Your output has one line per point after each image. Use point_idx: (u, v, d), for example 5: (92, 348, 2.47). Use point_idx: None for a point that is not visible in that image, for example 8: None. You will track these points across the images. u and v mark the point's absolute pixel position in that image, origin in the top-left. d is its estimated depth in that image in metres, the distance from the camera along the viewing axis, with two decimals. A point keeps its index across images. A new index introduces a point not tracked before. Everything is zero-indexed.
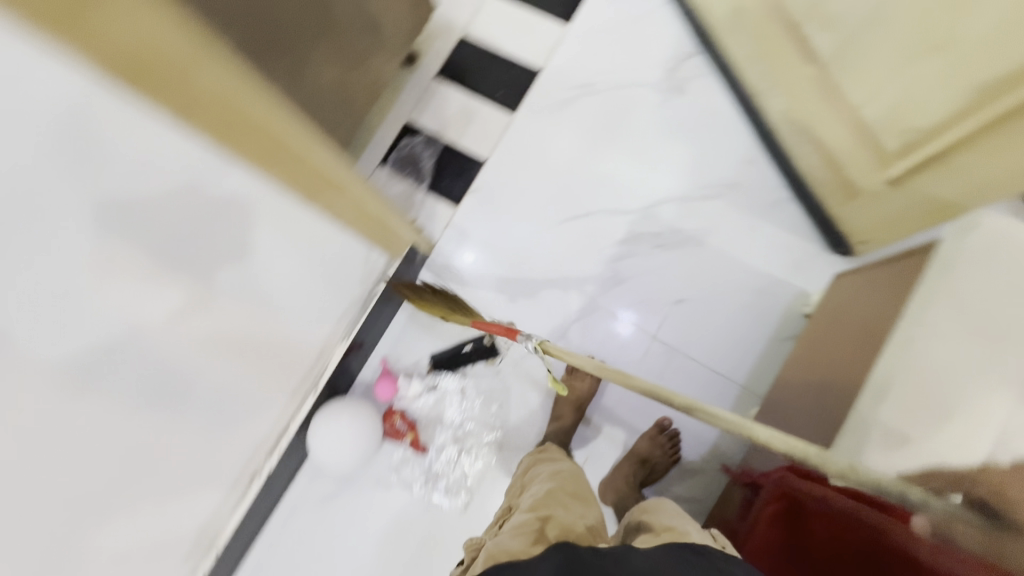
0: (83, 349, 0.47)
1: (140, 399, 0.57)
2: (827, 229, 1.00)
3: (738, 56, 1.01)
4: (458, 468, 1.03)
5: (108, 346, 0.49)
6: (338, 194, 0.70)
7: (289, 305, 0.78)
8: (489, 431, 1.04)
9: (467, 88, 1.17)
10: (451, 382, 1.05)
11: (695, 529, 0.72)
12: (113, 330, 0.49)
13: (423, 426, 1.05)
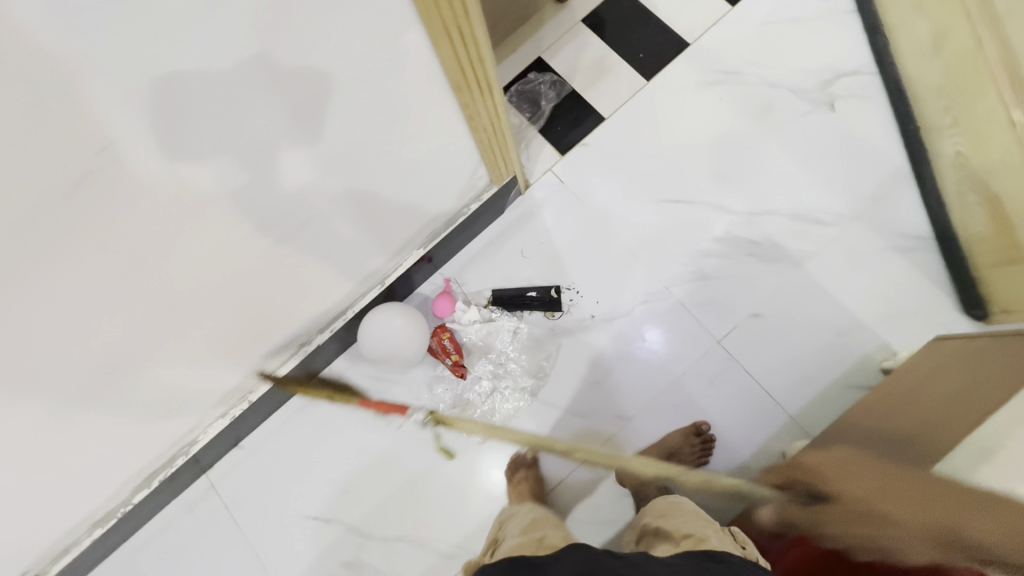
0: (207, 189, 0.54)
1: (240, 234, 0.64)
2: (963, 289, 0.93)
3: (929, 86, 0.97)
4: (489, 403, 1.04)
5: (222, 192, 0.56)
6: (484, 94, 0.71)
7: (391, 192, 0.78)
8: (528, 378, 1.04)
9: (609, 40, 1.13)
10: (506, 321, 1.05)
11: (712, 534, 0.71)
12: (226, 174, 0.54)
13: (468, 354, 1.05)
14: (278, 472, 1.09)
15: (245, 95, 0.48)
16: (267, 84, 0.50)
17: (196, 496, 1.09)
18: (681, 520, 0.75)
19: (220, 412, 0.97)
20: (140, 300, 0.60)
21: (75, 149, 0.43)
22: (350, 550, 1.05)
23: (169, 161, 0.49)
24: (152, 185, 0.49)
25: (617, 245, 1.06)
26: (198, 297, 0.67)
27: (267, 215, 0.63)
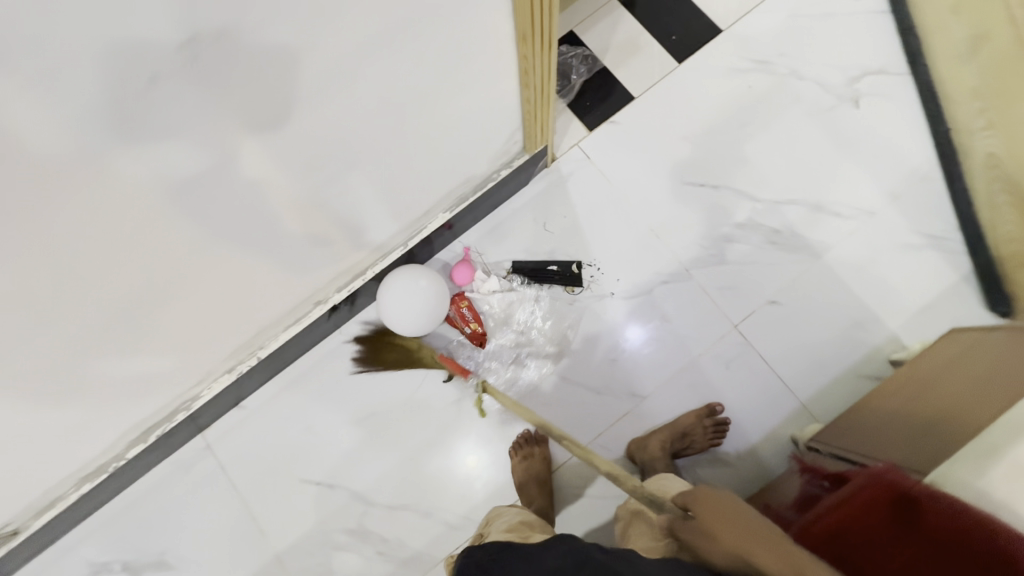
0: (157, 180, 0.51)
1: (252, 194, 0.61)
2: (992, 286, 0.96)
3: (962, 90, 1.00)
4: (515, 368, 1.03)
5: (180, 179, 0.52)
6: (540, 51, 0.70)
7: (429, 149, 0.77)
8: (550, 344, 1.04)
9: (643, 19, 1.12)
10: (526, 292, 1.05)
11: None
12: (174, 166, 0.50)
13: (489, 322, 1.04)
14: (280, 435, 1.06)
15: (168, 90, 0.43)
16: (194, 75, 0.44)
17: (191, 456, 1.06)
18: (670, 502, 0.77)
19: (228, 366, 0.95)
20: (183, 225, 0.58)
21: (86, 83, 0.39)
22: (352, 516, 1.03)
23: (249, 81, 0.48)
24: (231, 106, 0.48)
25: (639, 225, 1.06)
26: (237, 234, 0.65)
27: (316, 154, 0.62)
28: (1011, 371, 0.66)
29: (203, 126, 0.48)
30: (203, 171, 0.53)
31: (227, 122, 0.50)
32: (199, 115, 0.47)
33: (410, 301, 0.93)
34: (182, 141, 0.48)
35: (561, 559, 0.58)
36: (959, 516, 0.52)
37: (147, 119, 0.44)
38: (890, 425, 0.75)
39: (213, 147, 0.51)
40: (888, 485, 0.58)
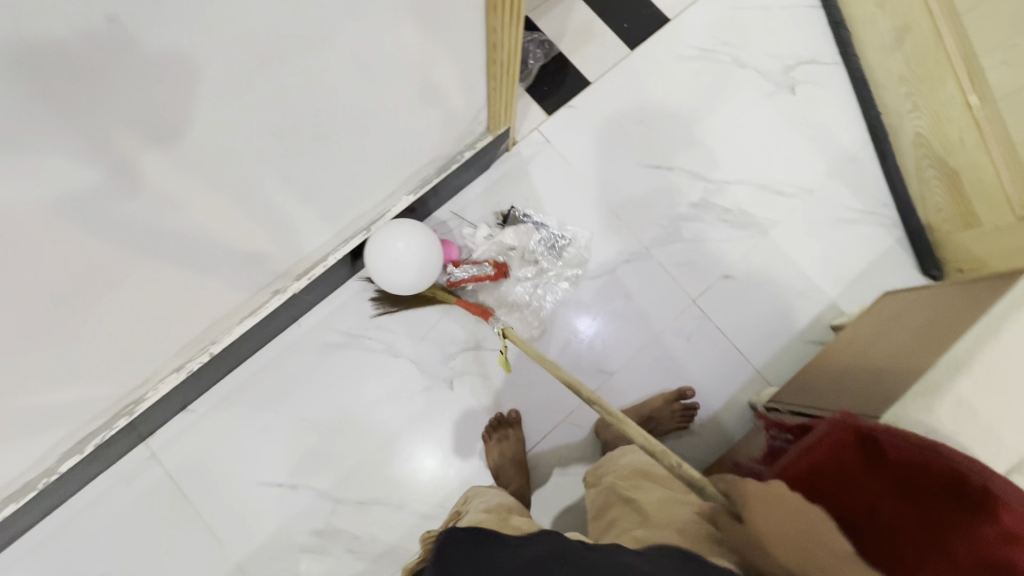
0: (86, 153, 0.46)
1: (204, 166, 0.57)
2: (920, 253, 1.07)
3: (886, 77, 1.09)
4: (536, 300, 1.05)
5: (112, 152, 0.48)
6: (509, 22, 0.71)
7: (393, 123, 0.75)
8: (564, 276, 1.06)
9: (596, 6, 1.14)
10: (529, 222, 1.06)
11: (689, 509, 0.66)
12: (104, 136, 0.46)
13: (507, 257, 1.04)
14: (235, 437, 1.00)
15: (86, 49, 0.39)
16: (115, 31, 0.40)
17: (134, 466, 0.97)
18: (654, 488, 0.71)
19: (176, 365, 0.88)
20: (136, 196, 0.54)
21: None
22: (319, 516, 0.98)
23: (217, 31, 0.45)
24: (191, 57, 0.46)
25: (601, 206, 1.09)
26: (194, 209, 0.61)
27: (279, 120, 0.59)
28: (944, 321, 0.73)
29: (162, 78, 0.45)
30: (137, 143, 0.49)
31: (188, 72, 0.47)
32: (158, 64, 0.44)
33: (395, 267, 0.89)
34: (140, 92, 0.45)
35: (541, 551, 0.55)
36: (916, 448, 0.58)
37: (101, 61, 0.41)
38: (841, 380, 0.81)
39: (147, 116, 0.47)
40: (852, 427, 0.63)
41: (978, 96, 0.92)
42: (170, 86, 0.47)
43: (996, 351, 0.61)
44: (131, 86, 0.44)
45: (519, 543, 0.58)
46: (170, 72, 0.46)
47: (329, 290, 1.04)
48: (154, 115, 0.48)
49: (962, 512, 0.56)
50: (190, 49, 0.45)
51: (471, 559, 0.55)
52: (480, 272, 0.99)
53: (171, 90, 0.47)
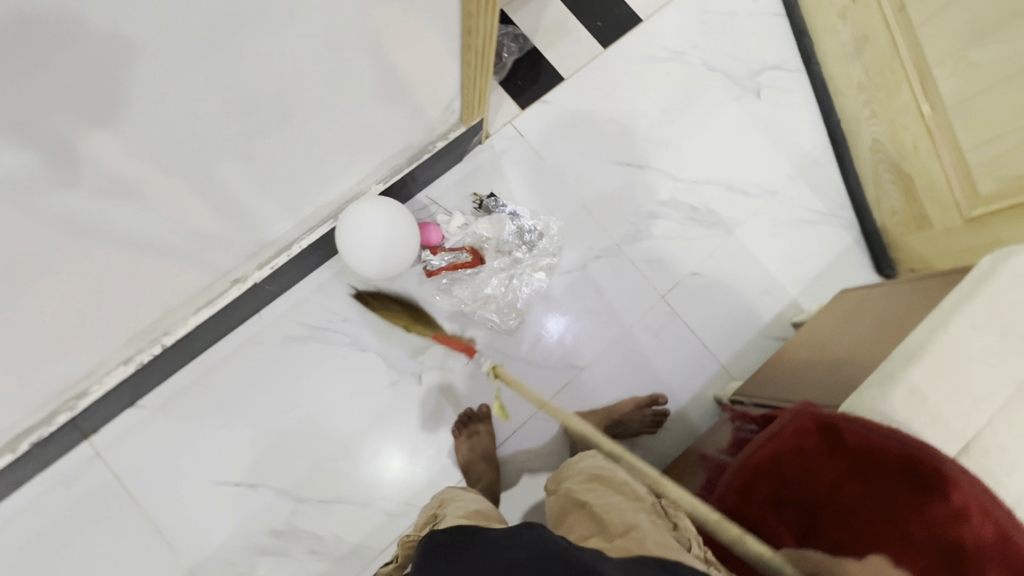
0: (25, 124, 0.43)
1: (160, 145, 0.54)
2: (876, 254, 1.12)
3: (845, 85, 1.14)
4: (511, 292, 1.05)
5: (55, 123, 0.44)
6: (486, 10, 0.69)
7: (364, 108, 0.73)
8: (538, 268, 1.06)
9: (570, 3, 1.15)
10: (505, 211, 1.05)
11: (643, 513, 0.63)
12: (47, 107, 0.43)
13: (482, 247, 1.04)
14: (188, 435, 0.95)
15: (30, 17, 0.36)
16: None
17: (76, 466, 0.91)
18: (609, 491, 0.68)
19: (125, 357, 0.83)
20: (84, 169, 0.50)
21: None
22: (279, 516, 0.94)
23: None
24: (158, 27, 0.43)
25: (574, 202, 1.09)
26: (149, 188, 0.58)
27: (244, 96, 0.56)
28: (898, 316, 0.77)
29: (122, 46, 0.43)
30: (83, 117, 0.46)
31: (154, 43, 0.44)
32: (120, 32, 0.41)
33: (381, 244, 0.87)
34: (97, 59, 0.42)
35: (522, 551, 0.52)
36: (874, 435, 0.60)
37: (57, 23, 0.38)
38: (802, 373, 0.84)
39: (97, 89, 0.44)
40: (810, 415, 0.65)
41: (930, 105, 0.97)
42: (132, 57, 0.44)
43: (947, 342, 0.63)
44: (88, 51, 0.41)
45: (500, 539, 0.56)
46: (133, 41, 0.43)
47: (293, 282, 1.00)
48: (106, 88, 0.45)
49: (916, 494, 0.58)
50: (156, 17, 0.42)
51: (451, 562, 0.54)
52: (457, 259, 1.01)
53: (135, 61, 0.44)
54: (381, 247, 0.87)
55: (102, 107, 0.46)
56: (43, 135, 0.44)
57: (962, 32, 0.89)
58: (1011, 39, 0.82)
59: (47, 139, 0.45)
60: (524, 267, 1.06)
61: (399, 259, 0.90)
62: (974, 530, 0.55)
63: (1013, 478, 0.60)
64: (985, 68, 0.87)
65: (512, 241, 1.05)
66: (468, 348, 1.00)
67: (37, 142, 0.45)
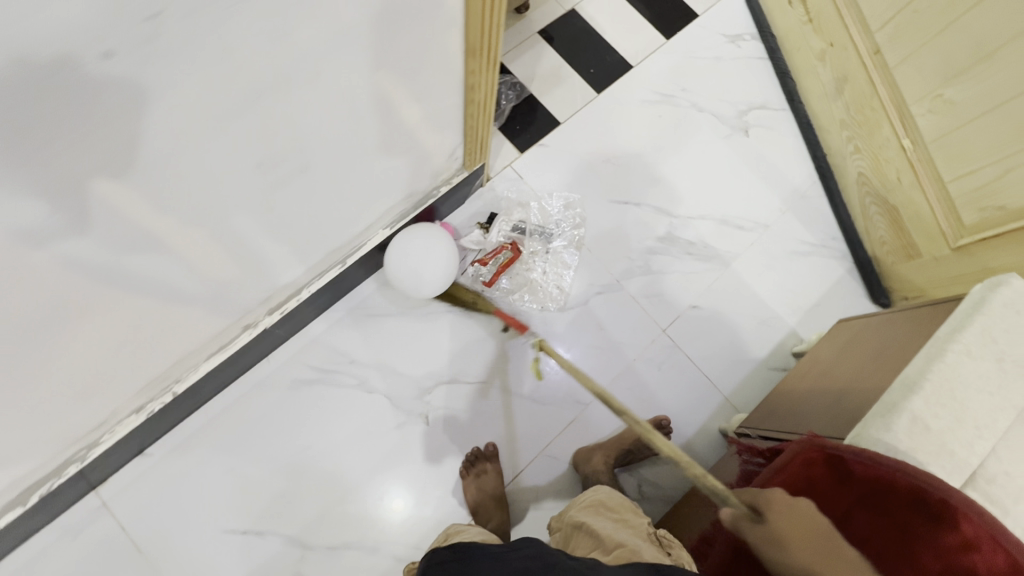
0: (51, 187, 0.45)
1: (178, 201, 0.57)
2: (872, 283, 1.15)
3: (829, 121, 1.19)
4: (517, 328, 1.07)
5: (80, 186, 0.47)
6: (487, 66, 0.75)
7: (373, 161, 0.77)
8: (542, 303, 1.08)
9: (564, 53, 1.22)
10: (513, 231, 1.09)
11: (638, 538, 0.63)
12: (72, 172, 0.45)
13: (517, 240, 1.08)
14: (196, 482, 0.95)
15: (62, 97, 0.40)
16: (92, 77, 0.40)
17: (82, 518, 0.91)
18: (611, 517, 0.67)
19: (137, 405, 0.84)
20: (112, 222, 0.53)
21: None
22: (286, 564, 0.93)
23: (202, 74, 0.46)
24: (192, 91, 0.47)
25: (576, 238, 1.12)
26: (168, 239, 0.60)
27: (261, 153, 0.60)
28: (895, 347, 0.79)
29: (162, 110, 0.46)
30: (104, 178, 0.48)
31: (187, 104, 0.48)
32: (160, 100, 0.45)
33: (429, 263, 0.93)
34: (139, 122, 0.46)
35: (528, 561, 0.55)
36: (880, 465, 0.61)
37: (109, 91, 0.42)
38: (806, 404, 0.85)
39: (119, 155, 0.47)
40: (817, 447, 0.66)
41: (911, 140, 1.02)
42: (169, 119, 0.48)
43: (945, 371, 0.65)
44: (129, 116, 0.45)
45: (499, 551, 0.58)
46: (171, 104, 0.47)
47: (300, 325, 1.02)
48: (128, 153, 0.48)
49: (925, 523, 0.59)
50: (189, 83, 0.46)
51: None
52: (503, 259, 1.06)
53: (170, 121, 0.48)
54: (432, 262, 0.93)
55: (123, 167, 0.49)
56: (69, 197, 0.47)
57: (936, 72, 0.94)
58: (983, 77, 0.87)
59: (72, 202, 0.48)
60: (539, 287, 1.09)
61: (437, 262, 0.93)
62: (985, 559, 0.56)
63: (1021, 506, 0.61)
64: (960, 104, 0.91)
65: (518, 283, 1.08)
66: (520, 325, 1.04)
67: (62, 204, 0.47)
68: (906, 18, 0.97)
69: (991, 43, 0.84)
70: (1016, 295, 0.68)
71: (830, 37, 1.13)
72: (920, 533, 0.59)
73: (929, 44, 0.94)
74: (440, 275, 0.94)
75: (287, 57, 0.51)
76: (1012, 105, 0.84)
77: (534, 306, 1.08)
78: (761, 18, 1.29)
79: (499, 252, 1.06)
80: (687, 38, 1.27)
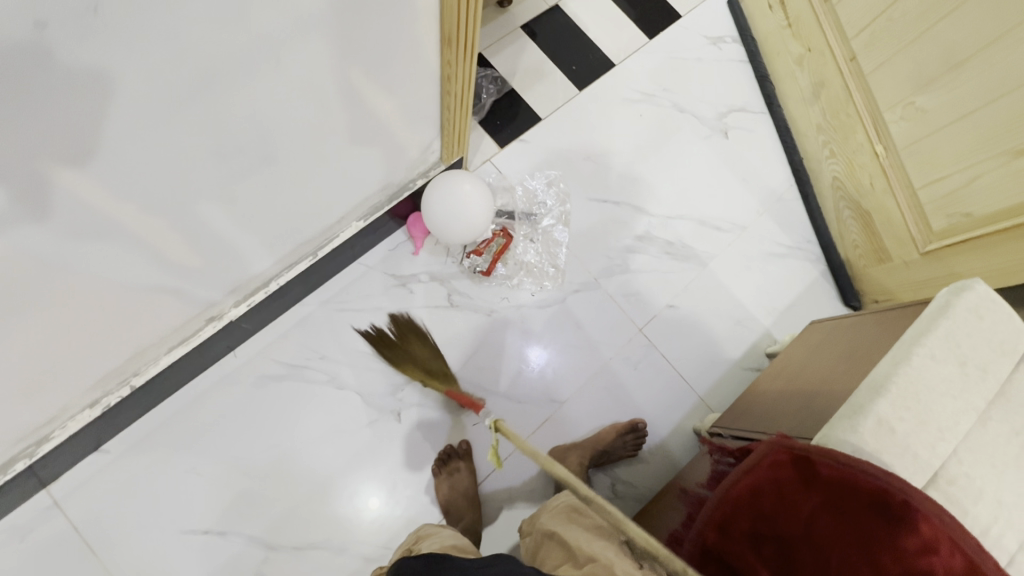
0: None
1: (136, 188, 0.54)
2: (843, 287, 1.17)
3: (806, 125, 1.21)
4: (492, 324, 1.06)
5: (23, 169, 0.44)
6: (464, 57, 0.73)
7: (347, 151, 0.74)
8: (519, 300, 1.07)
9: (547, 48, 1.21)
10: (501, 217, 1.09)
11: (612, 547, 0.62)
12: (17, 155, 0.42)
13: (509, 226, 1.09)
14: (155, 481, 0.91)
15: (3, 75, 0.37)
16: (36, 55, 0.37)
17: (33, 517, 0.86)
18: (584, 529, 0.66)
19: (91, 399, 0.80)
20: (62, 210, 0.50)
21: None
22: (250, 564, 0.90)
23: (157, 55, 0.43)
24: (149, 74, 0.44)
25: (562, 215, 1.13)
26: (127, 228, 0.58)
27: (226, 140, 0.57)
28: (865, 348, 0.79)
29: (117, 95, 0.44)
30: (53, 161, 0.45)
31: (143, 89, 0.45)
32: (114, 84, 0.43)
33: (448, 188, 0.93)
34: (91, 104, 0.43)
35: None
36: (845, 467, 0.62)
37: (56, 73, 0.39)
38: (778, 405, 0.85)
39: (68, 138, 0.44)
40: (786, 449, 0.67)
41: (884, 146, 1.03)
42: (126, 105, 0.45)
43: (910, 375, 0.66)
44: (78, 97, 0.42)
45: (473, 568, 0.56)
46: (126, 88, 0.44)
47: (269, 319, 0.99)
48: (79, 137, 0.45)
49: (885, 526, 0.59)
50: (145, 63, 0.43)
51: None
52: (495, 247, 1.05)
53: (127, 106, 0.46)
54: (447, 210, 0.93)
55: (74, 151, 0.46)
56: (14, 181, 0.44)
57: (908, 80, 0.96)
58: (953, 87, 0.88)
59: (17, 186, 0.45)
60: (535, 269, 1.09)
61: (448, 193, 0.93)
62: (944, 562, 0.57)
63: (980, 507, 0.62)
64: (930, 113, 0.93)
65: (514, 268, 1.08)
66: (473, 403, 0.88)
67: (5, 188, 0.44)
68: (881, 25, 0.98)
69: (961, 52, 0.86)
70: (980, 300, 0.69)
71: (809, 42, 1.15)
72: (883, 538, 0.59)
73: (902, 52, 0.96)
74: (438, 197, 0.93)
75: (251, 39, 0.48)
76: (978, 116, 0.85)
77: (530, 288, 1.08)
78: (743, 21, 1.30)
79: (491, 241, 1.05)
80: (670, 38, 1.27)
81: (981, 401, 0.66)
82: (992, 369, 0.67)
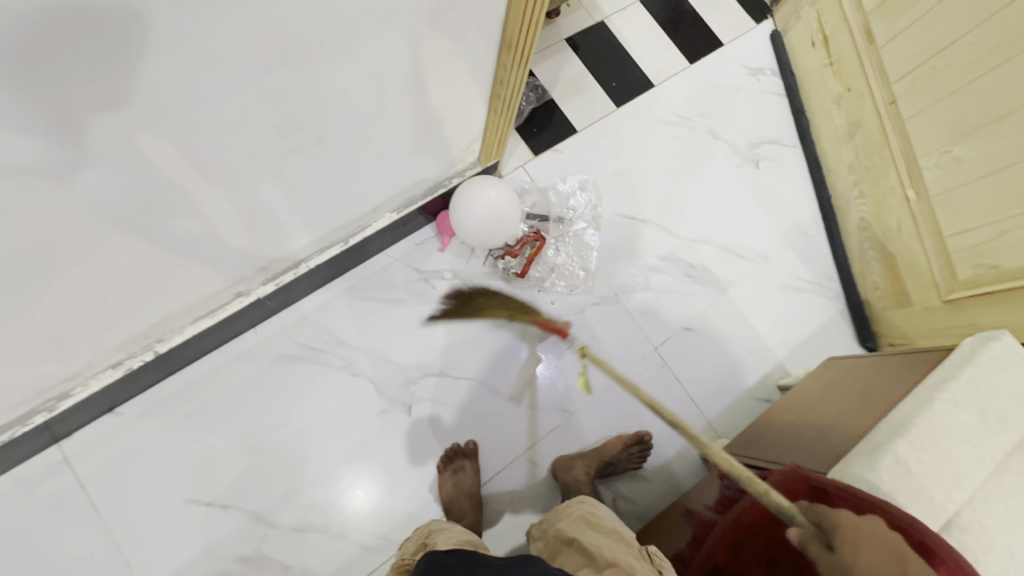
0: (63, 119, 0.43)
1: (194, 154, 0.56)
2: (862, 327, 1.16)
3: (838, 164, 1.22)
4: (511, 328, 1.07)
5: (94, 122, 0.45)
6: (520, 64, 0.74)
7: (393, 140, 0.76)
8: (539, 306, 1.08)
9: (588, 63, 1.23)
10: (534, 220, 1.09)
11: (634, 558, 0.62)
12: (89, 107, 0.44)
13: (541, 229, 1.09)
14: (163, 447, 0.92)
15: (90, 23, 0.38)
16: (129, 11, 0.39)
17: (42, 471, 0.87)
18: (603, 538, 0.65)
19: (115, 360, 0.81)
20: (122, 168, 0.51)
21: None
22: (249, 541, 0.90)
23: (236, 26, 0.45)
24: (228, 43, 0.46)
25: (594, 219, 1.15)
26: (180, 192, 0.59)
27: (284, 117, 0.59)
28: (883, 389, 0.80)
29: (195, 60, 0.46)
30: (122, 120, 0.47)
31: (219, 56, 0.47)
32: (193, 49, 0.45)
33: (485, 190, 0.94)
34: (169, 65, 0.45)
35: None
36: (862, 500, 0.62)
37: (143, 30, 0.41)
38: (790, 437, 0.85)
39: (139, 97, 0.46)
40: (801, 478, 0.68)
41: (915, 192, 1.04)
42: (200, 70, 0.47)
43: (930, 419, 0.66)
44: (157, 56, 0.43)
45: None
46: (205, 54, 0.46)
47: (293, 300, 1.00)
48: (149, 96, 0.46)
49: None
50: (223, 31, 0.45)
51: None
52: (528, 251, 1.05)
53: (202, 72, 0.47)
54: (472, 200, 0.94)
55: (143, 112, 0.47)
56: (82, 134, 0.46)
57: (946, 129, 0.97)
58: (992, 139, 0.89)
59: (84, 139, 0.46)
60: (565, 270, 1.10)
61: (483, 190, 0.94)
62: None
63: (991, 557, 0.61)
64: (967, 163, 0.94)
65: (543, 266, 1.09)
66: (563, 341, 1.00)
67: (73, 142, 0.46)
68: (925, 73, 0.99)
69: (1003, 107, 0.86)
70: (1006, 351, 0.70)
71: (849, 82, 1.16)
72: None
73: (943, 101, 0.97)
74: (471, 188, 0.94)
75: (323, 21, 0.50)
76: (1015, 171, 0.86)
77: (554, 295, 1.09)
78: (784, 56, 1.32)
79: (526, 243, 1.05)
80: (709, 65, 1.28)
81: (1001, 451, 0.65)
82: (1012, 421, 0.66)
